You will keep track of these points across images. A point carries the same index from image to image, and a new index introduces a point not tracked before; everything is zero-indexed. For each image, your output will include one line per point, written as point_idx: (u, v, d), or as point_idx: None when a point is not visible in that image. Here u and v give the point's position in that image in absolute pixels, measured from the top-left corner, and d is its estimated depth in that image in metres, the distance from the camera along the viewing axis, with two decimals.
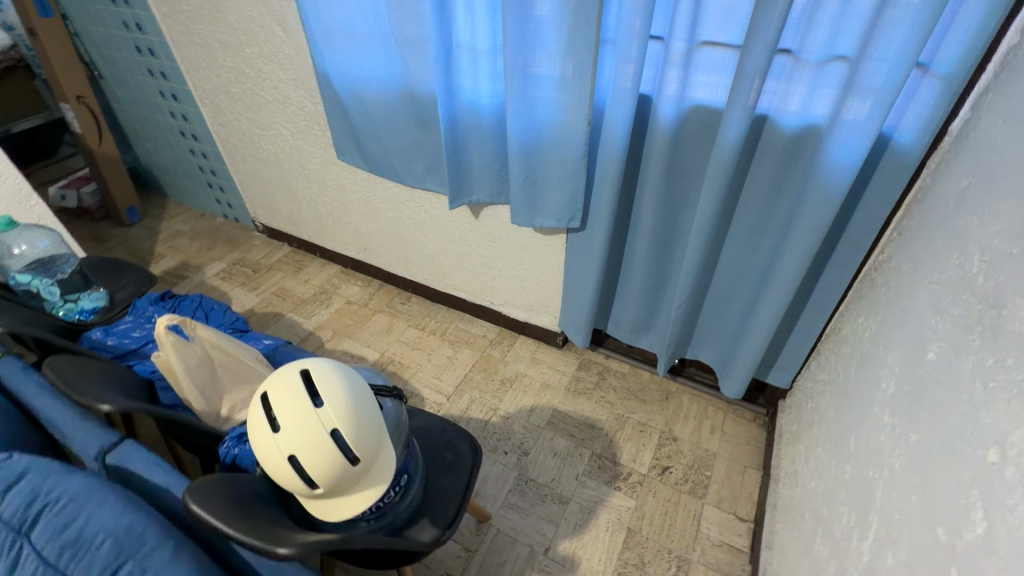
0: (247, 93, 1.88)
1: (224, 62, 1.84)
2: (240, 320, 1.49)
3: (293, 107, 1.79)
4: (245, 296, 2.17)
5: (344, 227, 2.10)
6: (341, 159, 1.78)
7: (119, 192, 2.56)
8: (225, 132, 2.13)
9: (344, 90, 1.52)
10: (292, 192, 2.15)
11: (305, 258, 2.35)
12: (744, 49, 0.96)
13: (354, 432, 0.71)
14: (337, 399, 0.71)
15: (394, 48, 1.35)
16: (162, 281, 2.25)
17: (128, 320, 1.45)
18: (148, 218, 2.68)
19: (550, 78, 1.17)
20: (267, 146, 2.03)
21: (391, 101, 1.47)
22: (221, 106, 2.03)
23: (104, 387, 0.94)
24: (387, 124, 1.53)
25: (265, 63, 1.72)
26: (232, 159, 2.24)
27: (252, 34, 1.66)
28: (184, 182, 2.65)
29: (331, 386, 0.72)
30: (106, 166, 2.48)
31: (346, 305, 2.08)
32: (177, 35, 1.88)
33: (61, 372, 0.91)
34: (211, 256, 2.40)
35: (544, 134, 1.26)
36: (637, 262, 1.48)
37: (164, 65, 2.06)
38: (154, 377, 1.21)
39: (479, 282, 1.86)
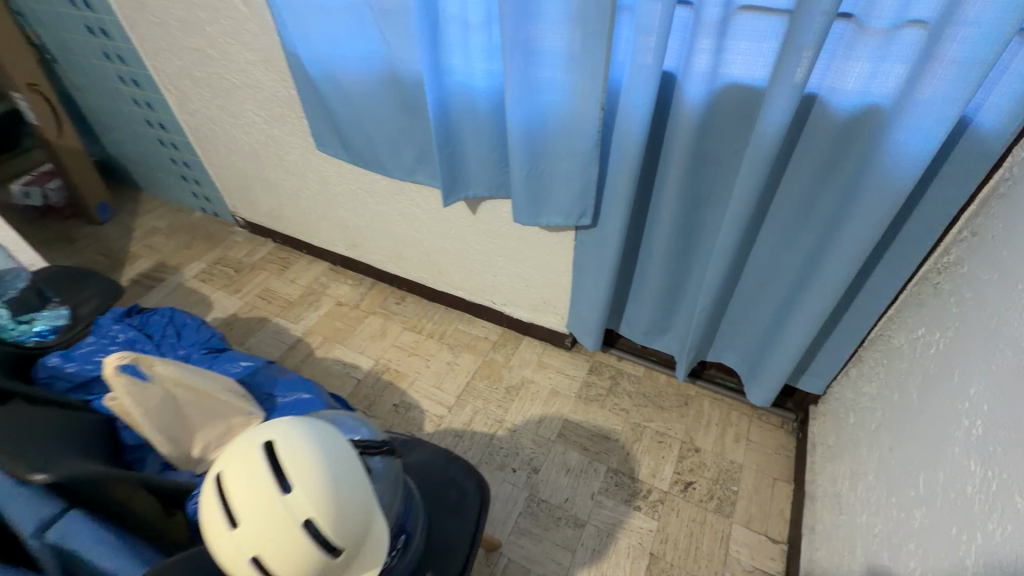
0: (212, 77, 1.68)
1: (184, 43, 1.64)
2: (215, 336, 1.32)
3: (264, 93, 1.60)
4: (227, 299, 2.01)
5: (330, 222, 1.94)
6: (321, 150, 1.60)
7: (86, 187, 2.36)
8: (194, 121, 1.93)
9: (319, 73, 1.33)
10: (272, 185, 1.98)
11: (290, 255, 2.18)
12: (797, 15, 0.79)
13: (334, 520, 0.57)
14: (308, 476, 0.57)
15: (372, 24, 1.17)
16: (137, 285, 2.09)
17: (89, 341, 1.29)
18: (120, 215, 2.49)
19: (557, 54, 0.99)
20: (240, 136, 1.85)
21: (374, 85, 1.28)
22: (186, 92, 1.83)
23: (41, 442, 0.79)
24: (370, 111, 1.34)
25: (229, 43, 1.52)
26: (205, 150, 2.05)
27: (211, 7, 1.45)
28: (156, 174, 2.45)
29: (302, 464, 0.58)
30: (69, 160, 2.29)
31: (336, 307, 1.93)
32: (129, 13, 1.67)
33: (4, 429, 0.75)
34: (190, 255, 2.23)
35: (550, 120, 1.09)
36: (655, 260, 1.33)
37: (119, 47, 1.85)
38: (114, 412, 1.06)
39: (479, 281, 1.71)
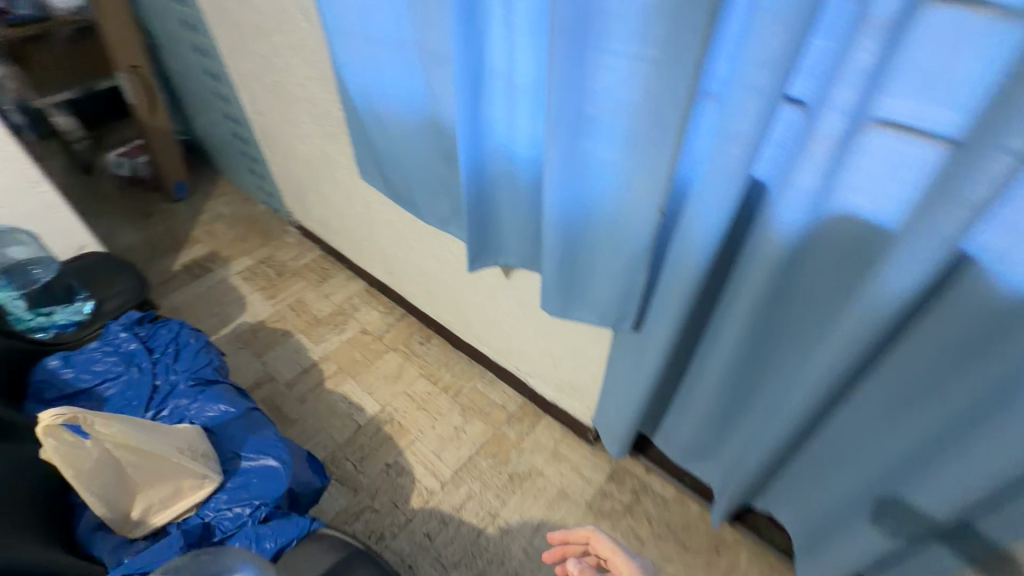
0: (277, 85, 1.64)
1: (255, 48, 1.60)
2: (213, 364, 1.25)
3: (320, 109, 1.52)
4: (260, 303, 1.97)
5: (371, 245, 1.84)
6: (364, 177, 1.49)
7: (168, 165, 2.46)
8: (262, 122, 1.92)
9: (363, 105, 1.21)
10: (322, 197, 1.92)
11: (332, 267, 2.12)
12: (966, 153, 0.53)
13: None
14: None
15: (418, 62, 1.02)
16: (186, 272, 2.11)
17: (93, 345, 1.25)
18: (194, 196, 2.58)
19: (613, 137, 0.78)
20: (298, 145, 1.80)
21: (415, 127, 1.14)
22: (256, 94, 1.81)
23: None
24: (409, 152, 1.21)
25: (292, 56, 1.45)
26: (269, 150, 2.04)
27: (277, 17, 1.38)
28: (231, 162, 2.51)
29: None
30: (157, 139, 2.39)
31: (360, 334, 1.83)
32: (213, 13, 1.67)
33: None
34: (242, 249, 2.24)
35: (596, 210, 0.88)
36: (706, 386, 1.07)
37: (205, 42, 1.87)
38: None
39: (506, 344, 1.52)
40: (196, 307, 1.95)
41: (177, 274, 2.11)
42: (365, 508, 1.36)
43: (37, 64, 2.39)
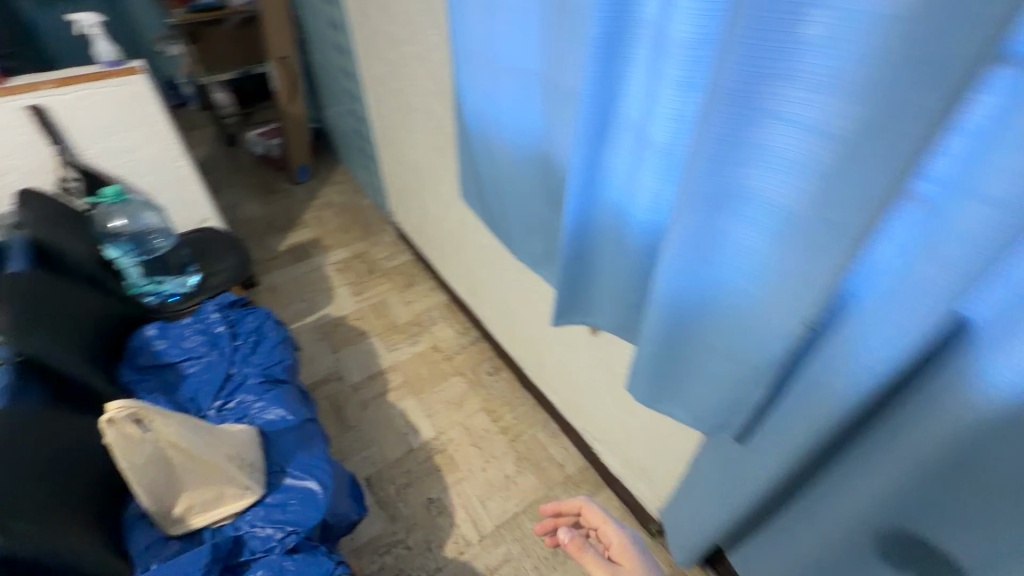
0: (401, 93, 1.64)
1: (386, 54, 1.61)
2: (285, 362, 1.26)
3: (435, 123, 1.49)
4: (346, 297, 2.01)
5: (459, 262, 1.79)
6: (464, 198, 1.44)
7: (296, 150, 2.60)
8: (381, 124, 1.96)
9: (476, 129, 1.14)
10: (423, 206, 1.91)
11: (419, 274, 2.12)
12: None
13: None
14: None
15: (537, 95, 0.91)
16: (288, 254, 2.22)
17: (188, 321, 1.31)
18: (312, 181, 2.72)
19: (762, 225, 0.60)
20: (410, 152, 1.80)
21: (521, 162, 1.04)
22: (381, 98, 1.84)
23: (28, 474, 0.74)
24: (512, 185, 1.11)
25: (417, 67, 1.43)
26: (383, 151, 2.08)
27: (411, 27, 1.36)
28: (350, 155, 2.63)
29: None
30: (291, 125, 2.56)
31: (431, 350, 1.79)
32: (356, 17, 1.71)
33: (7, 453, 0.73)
34: (341, 240, 2.32)
35: (717, 303, 0.71)
36: (817, 532, 0.85)
37: (346, 43, 1.94)
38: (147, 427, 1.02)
39: (578, 400, 1.39)
40: (289, 290, 2.04)
41: (281, 253, 2.22)
42: (397, 543, 1.29)
43: (209, 45, 2.63)
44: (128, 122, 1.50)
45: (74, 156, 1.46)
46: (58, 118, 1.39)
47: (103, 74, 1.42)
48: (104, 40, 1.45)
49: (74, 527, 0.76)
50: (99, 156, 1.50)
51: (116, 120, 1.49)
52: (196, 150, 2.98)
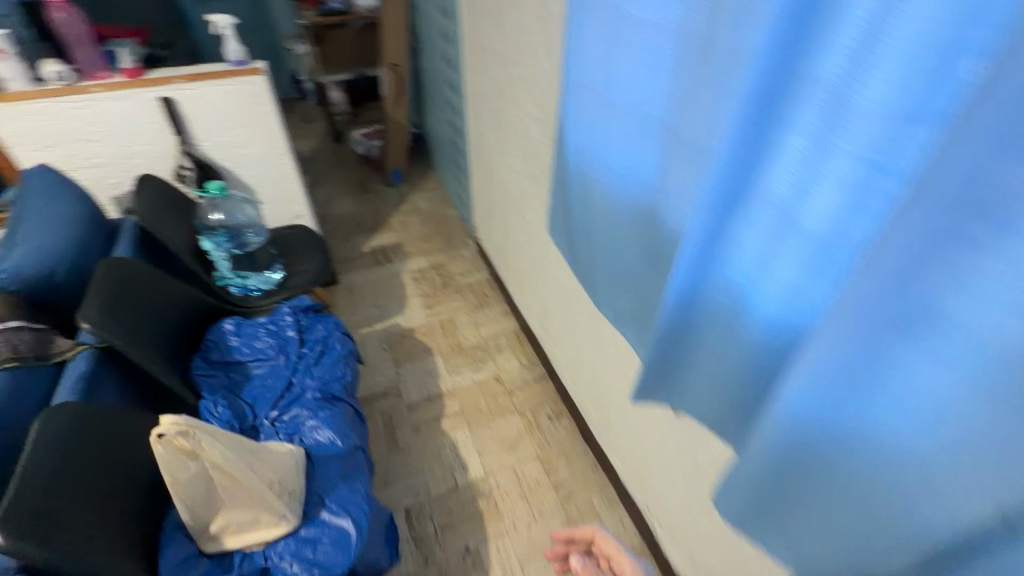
0: (501, 113, 1.57)
1: (492, 73, 1.56)
2: (344, 379, 1.23)
3: (531, 149, 1.41)
4: (418, 309, 1.99)
5: (536, 294, 1.69)
6: (551, 233, 1.34)
7: (394, 153, 2.66)
8: (478, 140, 1.91)
9: (574, 166, 1.03)
10: (507, 228, 1.84)
11: (493, 295, 2.05)
12: None
13: None
14: None
15: (655, 143, 0.78)
16: (370, 256, 2.25)
17: (263, 320, 1.32)
18: (404, 184, 2.75)
19: (963, 372, 0.39)
20: (501, 173, 1.74)
21: (621, 210, 0.91)
22: (480, 115, 1.80)
23: (69, 474, 0.74)
24: (605, 232, 0.99)
25: (521, 89, 1.36)
26: (475, 166, 2.04)
27: (522, 48, 1.28)
28: (444, 163, 2.63)
29: None
30: (393, 129, 2.60)
31: (492, 380, 1.71)
32: (468, 32, 1.68)
33: (59, 448, 0.75)
34: (422, 248, 2.32)
35: (860, 452, 0.50)
36: None
37: (455, 56, 1.92)
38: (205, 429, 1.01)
39: (644, 474, 1.24)
40: (365, 293, 2.05)
41: (364, 254, 2.26)
42: None
43: (332, 45, 2.78)
44: (244, 119, 1.57)
45: (193, 146, 1.55)
46: (185, 110, 1.49)
47: (228, 73, 1.50)
48: (234, 41, 1.52)
49: (96, 551, 0.71)
50: (214, 148, 1.58)
51: (234, 117, 1.57)
52: (306, 143, 3.15)
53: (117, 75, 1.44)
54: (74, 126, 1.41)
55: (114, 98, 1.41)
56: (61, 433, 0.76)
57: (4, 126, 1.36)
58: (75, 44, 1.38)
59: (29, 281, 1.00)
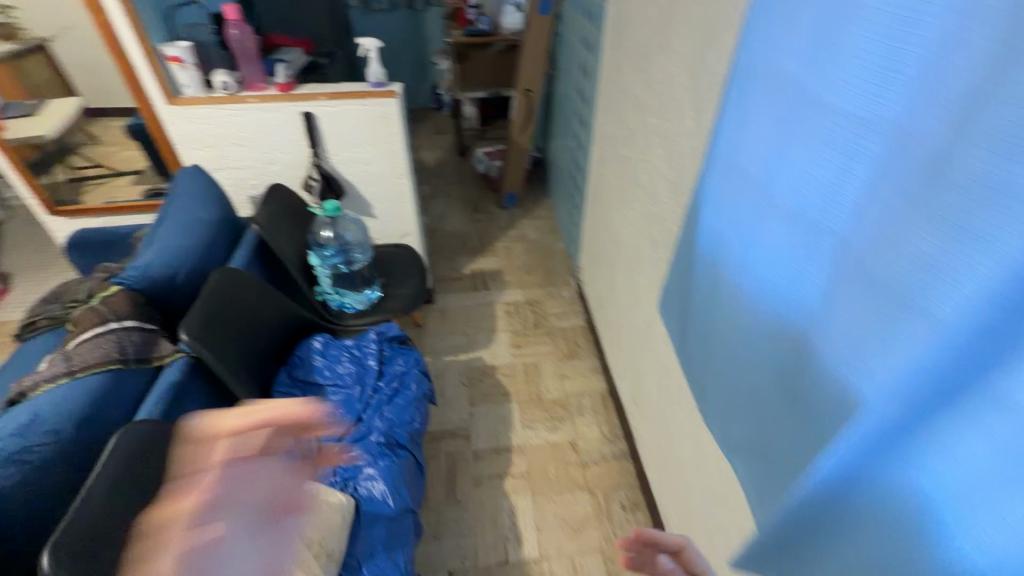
0: (628, 162, 1.41)
1: (625, 117, 1.41)
2: (411, 426, 1.18)
3: (654, 209, 1.24)
4: (504, 345, 1.91)
5: (631, 363, 1.51)
6: (660, 311, 1.17)
7: (511, 177, 2.62)
8: (598, 182, 1.78)
9: (705, 253, 0.86)
10: (612, 281, 1.68)
11: (585, 346, 1.90)
12: None
13: None
14: None
15: (822, 261, 0.59)
16: (469, 279, 2.22)
17: (349, 344, 1.32)
18: (516, 209, 2.70)
19: None
20: (617, 223, 1.59)
21: (755, 325, 0.73)
22: (605, 156, 1.66)
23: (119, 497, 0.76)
24: (729, 342, 0.80)
25: (655, 144, 1.20)
26: (591, 207, 1.91)
27: (666, 100, 1.11)
28: (560, 193, 2.53)
29: None
30: (514, 152, 2.56)
31: (567, 445, 1.56)
32: (607, 69, 1.55)
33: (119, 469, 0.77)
34: (521, 279, 2.24)
35: None
36: None
37: (589, 91, 1.81)
38: None
39: None
40: (456, 318, 2.02)
41: (463, 277, 2.24)
42: None
43: (472, 65, 2.78)
44: (372, 138, 1.61)
45: (323, 159, 1.62)
46: (321, 125, 1.56)
47: (365, 94, 1.53)
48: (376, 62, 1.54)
49: None
50: (342, 162, 1.64)
51: (364, 136, 1.61)
52: (433, 153, 3.26)
53: (271, 88, 1.54)
54: (228, 131, 1.54)
55: (264, 110, 1.52)
56: (128, 455, 0.79)
57: (173, 127, 1.52)
58: (241, 57, 1.50)
59: (149, 282, 1.07)
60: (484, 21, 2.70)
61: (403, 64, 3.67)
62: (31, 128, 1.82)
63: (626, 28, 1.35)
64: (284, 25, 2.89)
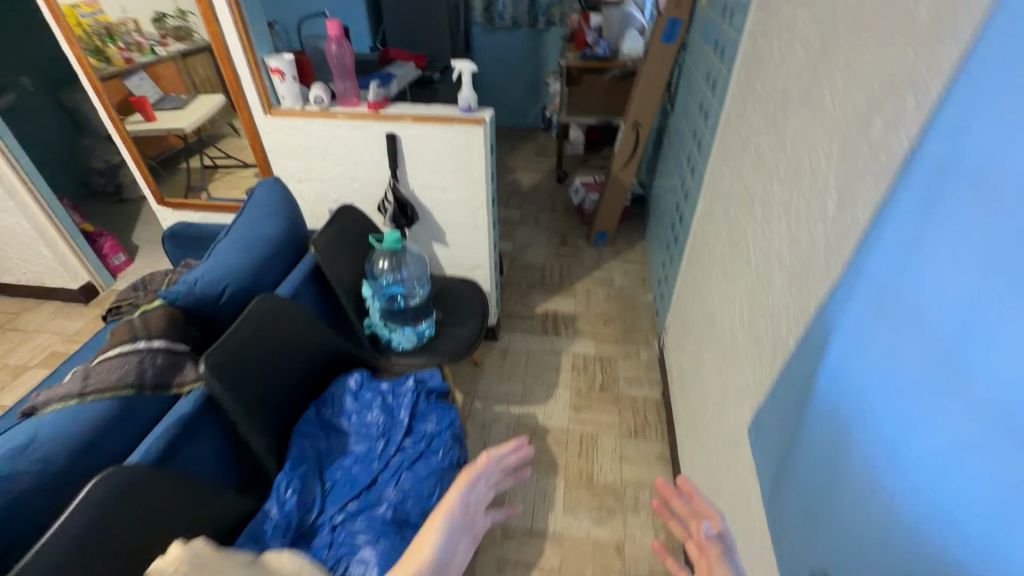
0: (739, 230, 1.15)
1: (743, 176, 1.15)
2: (426, 504, 1.03)
3: (763, 299, 0.98)
4: (563, 405, 1.70)
5: (706, 471, 1.24)
6: (752, 437, 0.91)
7: (605, 214, 2.39)
8: (700, 240, 1.51)
9: (829, 402, 0.62)
10: (699, 362, 1.41)
11: (656, 426, 1.63)
12: None
13: None
14: None
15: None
16: (539, 320, 2.05)
17: (385, 388, 1.21)
18: (606, 248, 2.48)
19: None
20: (714, 296, 1.32)
21: (890, 546, 0.48)
22: (713, 214, 1.40)
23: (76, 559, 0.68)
24: (848, 546, 0.55)
25: (779, 218, 0.93)
26: (687, 266, 1.64)
27: (802, 168, 0.85)
28: (657, 239, 2.27)
29: None
30: (612, 188, 2.31)
31: (612, 548, 1.32)
32: (729, 114, 1.30)
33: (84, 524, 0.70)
34: (597, 330, 2.01)
35: None
36: None
37: (705, 134, 1.55)
38: (262, 517, 0.93)
39: None
40: (517, 363, 1.86)
41: (534, 316, 2.07)
42: None
43: (583, 90, 2.62)
44: (454, 165, 1.51)
45: (402, 180, 1.56)
46: (404, 147, 1.49)
47: (452, 119, 1.43)
48: (468, 85, 1.43)
49: None
50: (420, 187, 1.56)
51: (446, 162, 1.51)
52: (530, 176, 3.15)
53: (362, 105, 1.50)
54: (316, 144, 1.53)
55: (351, 127, 1.48)
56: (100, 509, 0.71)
57: (268, 136, 1.54)
58: (338, 74, 1.48)
59: (193, 300, 1.05)
60: (602, 46, 2.51)
61: (517, 82, 3.62)
62: (172, 122, 1.98)
63: (760, 69, 1.10)
64: (407, 38, 2.96)
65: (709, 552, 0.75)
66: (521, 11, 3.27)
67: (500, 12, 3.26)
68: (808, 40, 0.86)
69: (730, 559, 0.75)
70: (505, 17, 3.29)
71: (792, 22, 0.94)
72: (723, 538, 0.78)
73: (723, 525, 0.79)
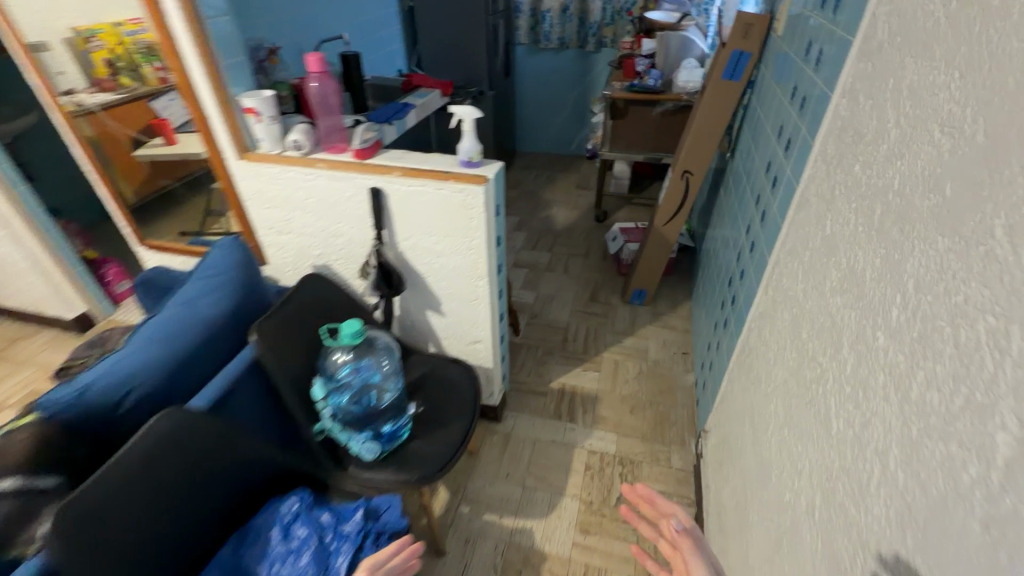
0: (814, 369, 0.81)
1: (824, 290, 0.81)
2: None
3: (852, 511, 0.63)
4: (566, 522, 1.39)
5: None
6: None
7: (643, 271, 2.03)
8: (755, 343, 1.16)
9: None
10: (744, 514, 1.06)
11: None
12: None
13: None
14: None
15: None
16: (553, 399, 1.74)
17: (324, 523, 0.95)
18: (644, 309, 2.13)
19: None
20: (770, 439, 0.97)
21: None
22: (775, 319, 1.04)
23: None
24: None
25: (887, 394, 0.59)
26: (736, 368, 1.29)
27: (942, 341, 0.51)
28: (706, 308, 1.90)
29: None
30: (653, 244, 1.95)
31: None
32: (808, 192, 0.95)
33: None
34: (621, 418, 1.68)
35: None
36: None
37: (771, 205, 1.19)
38: None
39: None
40: (519, 457, 1.56)
41: (548, 393, 1.76)
42: None
43: (628, 124, 2.30)
44: (449, 229, 1.24)
45: (389, 242, 1.31)
46: (391, 204, 1.24)
47: (448, 175, 1.17)
48: (469, 135, 1.16)
49: None
50: (410, 250, 1.30)
51: (440, 224, 1.24)
52: (566, 213, 2.84)
53: (348, 152, 1.26)
54: (294, 195, 1.31)
55: (332, 178, 1.25)
56: None
57: (243, 182, 1.33)
58: (322, 114, 1.26)
59: (78, 413, 0.82)
60: (653, 76, 2.17)
61: (561, 107, 3.34)
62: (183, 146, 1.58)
63: (861, 145, 0.76)
64: (442, 61, 2.77)
65: (682, 546, 0.83)
66: (570, 31, 3.00)
67: (546, 32, 3.01)
68: (958, 125, 0.53)
69: (701, 550, 0.83)
70: (551, 38, 3.04)
71: (924, 89, 0.61)
72: (692, 531, 0.85)
73: (691, 521, 0.86)
